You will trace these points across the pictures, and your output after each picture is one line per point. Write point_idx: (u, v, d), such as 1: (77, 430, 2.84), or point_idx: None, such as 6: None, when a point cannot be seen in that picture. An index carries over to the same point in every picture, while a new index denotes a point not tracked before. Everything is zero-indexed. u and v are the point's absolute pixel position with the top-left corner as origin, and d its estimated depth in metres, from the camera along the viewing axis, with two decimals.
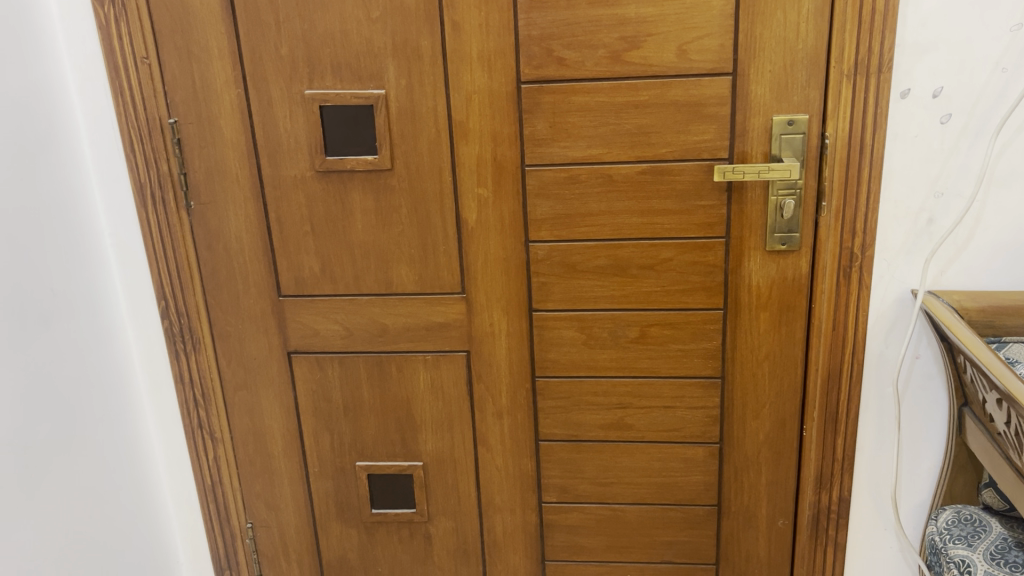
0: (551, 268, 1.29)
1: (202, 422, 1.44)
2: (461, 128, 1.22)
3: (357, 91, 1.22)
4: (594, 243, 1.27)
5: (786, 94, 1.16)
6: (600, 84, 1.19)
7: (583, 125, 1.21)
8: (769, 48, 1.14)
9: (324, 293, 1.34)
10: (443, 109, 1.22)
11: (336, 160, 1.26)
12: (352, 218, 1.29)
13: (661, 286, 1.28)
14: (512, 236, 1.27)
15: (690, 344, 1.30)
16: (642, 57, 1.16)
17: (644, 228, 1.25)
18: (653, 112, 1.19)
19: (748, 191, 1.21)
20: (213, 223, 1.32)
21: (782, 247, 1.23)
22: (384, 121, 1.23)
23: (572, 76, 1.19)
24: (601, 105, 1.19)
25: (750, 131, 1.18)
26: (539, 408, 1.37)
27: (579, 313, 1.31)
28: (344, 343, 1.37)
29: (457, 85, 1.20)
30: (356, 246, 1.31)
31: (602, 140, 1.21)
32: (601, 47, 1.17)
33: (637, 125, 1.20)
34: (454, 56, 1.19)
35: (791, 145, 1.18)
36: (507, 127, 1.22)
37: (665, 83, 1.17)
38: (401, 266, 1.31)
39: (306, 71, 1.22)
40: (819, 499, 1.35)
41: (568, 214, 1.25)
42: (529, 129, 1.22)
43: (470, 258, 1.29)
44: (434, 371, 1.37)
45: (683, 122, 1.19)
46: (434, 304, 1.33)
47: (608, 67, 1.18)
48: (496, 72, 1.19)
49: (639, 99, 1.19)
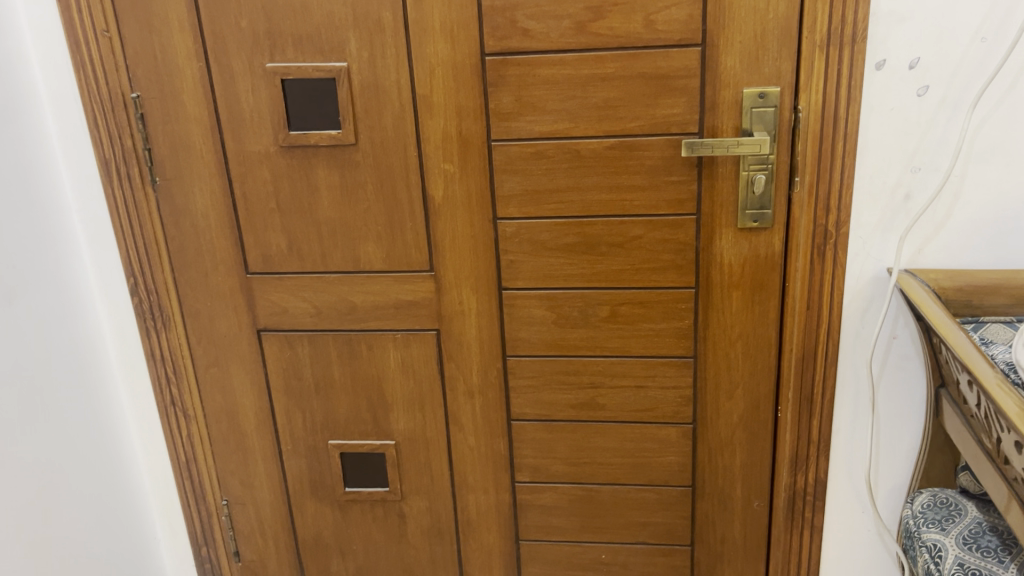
0: (520, 245, 1.27)
1: (176, 399, 1.43)
2: (425, 102, 1.20)
3: (318, 64, 1.19)
4: (562, 220, 1.24)
5: (757, 66, 1.12)
6: (565, 56, 1.15)
7: (549, 99, 1.18)
8: (739, 17, 1.10)
9: (291, 270, 1.32)
10: (406, 82, 1.19)
11: (300, 135, 1.23)
12: (317, 195, 1.27)
13: (631, 263, 1.25)
14: (480, 212, 1.25)
15: (662, 323, 1.27)
16: (609, 27, 1.13)
17: (612, 205, 1.22)
18: (620, 85, 1.15)
19: (718, 167, 1.17)
20: (179, 200, 1.31)
21: (754, 224, 1.19)
22: (347, 94, 1.20)
23: (537, 47, 1.15)
24: (568, 78, 1.16)
25: (720, 105, 1.15)
26: (510, 388, 1.35)
27: (549, 291, 1.29)
28: (313, 321, 1.35)
29: (420, 58, 1.18)
30: (323, 223, 1.29)
31: (569, 114, 1.18)
32: (565, 17, 1.13)
33: (605, 98, 1.16)
34: (416, 27, 1.16)
35: (762, 119, 1.14)
36: (472, 101, 1.19)
37: (633, 55, 1.14)
38: (369, 243, 1.29)
39: (267, 44, 1.20)
40: (794, 481, 1.32)
41: (536, 190, 1.23)
42: (494, 103, 1.19)
43: (437, 235, 1.27)
44: (404, 350, 1.35)
45: (652, 95, 1.15)
46: (403, 282, 1.31)
47: (574, 38, 1.14)
48: (459, 44, 1.16)
49: (606, 71, 1.15)
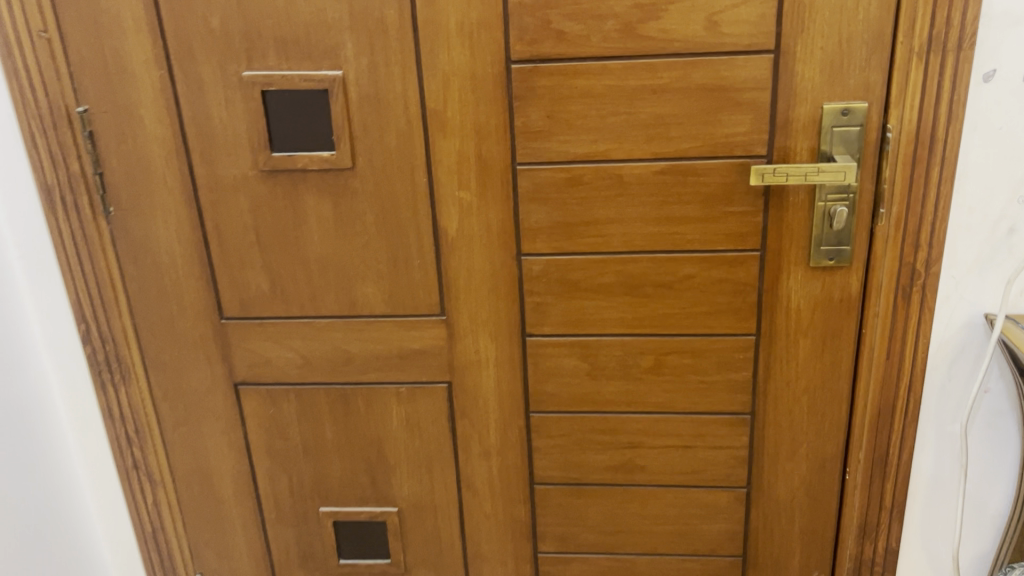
0: (548, 286, 1.07)
1: (138, 462, 1.21)
2: (437, 119, 1.00)
3: (307, 72, 0.98)
4: (600, 257, 1.05)
5: (840, 77, 0.93)
6: (608, 64, 0.95)
7: (587, 115, 0.98)
8: (822, 18, 0.91)
9: (275, 315, 1.12)
10: (415, 95, 0.99)
11: (284, 157, 1.02)
12: (305, 227, 1.06)
13: (680, 307, 1.06)
14: (501, 248, 1.06)
15: (715, 375, 1.09)
16: (662, 30, 0.93)
17: (661, 239, 1.03)
18: (675, 99, 0.96)
19: (789, 196, 0.99)
20: (139, 233, 1.09)
21: (829, 262, 1.01)
22: (342, 109, 0.99)
23: (574, 54, 0.95)
24: (610, 89, 0.96)
25: (795, 123, 0.95)
26: (534, 448, 1.16)
27: (582, 338, 1.09)
28: (301, 374, 1.15)
29: (432, 66, 0.97)
30: (312, 261, 1.08)
31: (611, 133, 0.98)
32: (609, 17, 0.93)
33: (655, 114, 0.97)
34: (427, 29, 0.96)
35: (845, 139, 0.95)
36: (494, 118, 0.99)
37: (690, 63, 0.94)
38: (368, 284, 1.09)
39: (243, 48, 0.98)
40: (862, 550, 1.15)
41: (569, 222, 1.04)
42: (521, 120, 0.99)
43: (450, 274, 1.07)
44: (410, 406, 1.15)
45: (713, 111, 0.96)
46: (408, 329, 1.11)
47: (619, 43, 0.94)
48: (479, 49, 0.96)
49: (657, 82, 0.95)
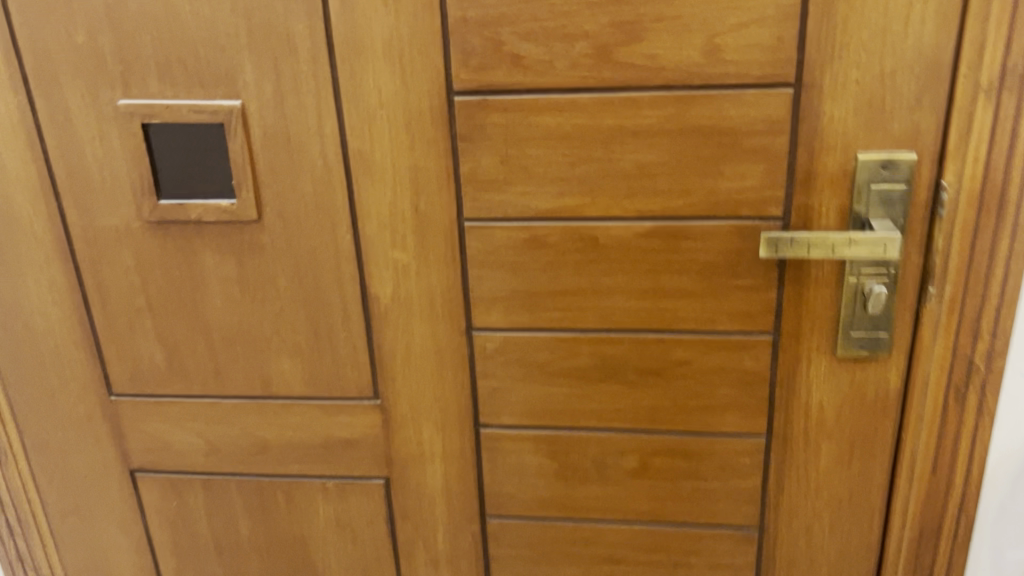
0: (505, 368, 0.85)
1: (23, 556, 1.01)
2: (362, 162, 0.78)
3: (195, 103, 0.77)
4: (570, 335, 0.83)
5: (881, 120, 0.71)
6: (577, 97, 0.73)
7: (551, 162, 0.76)
8: (858, 43, 0.69)
9: (174, 393, 0.91)
10: (332, 132, 0.77)
11: (173, 207, 0.82)
12: (206, 291, 0.86)
13: (671, 399, 0.84)
14: (448, 321, 0.84)
15: (714, 481, 0.87)
16: (647, 55, 0.71)
17: (647, 316, 0.81)
18: (663, 143, 0.74)
19: (812, 269, 0.77)
20: (5, 291, 0.89)
21: (862, 352, 0.79)
22: (241, 149, 0.78)
23: (534, 84, 0.73)
24: (580, 130, 0.75)
25: (820, 178, 0.73)
26: (491, 558, 0.94)
27: (548, 432, 0.88)
28: (208, 462, 0.95)
29: (353, 96, 0.76)
30: (215, 331, 0.88)
31: (583, 184, 0.77)
32: (579, 38, 0.71)
33: (638, 162, 0.75)
34: (345, 50, 0.74)
35: (886, 201, 0.73)
36: (434, 162, 0.78)
37: (684, 98, 0.72)
38: (283, 361, 0.88)
39: (117, 71, 0.77)
40: None
41: (531, 292, 0.82)
42: (468, 166, 0.77)
43: (384, 351, 0.86)
44: (339, 504, 0.94)
45: (713, 161, 0.74)
46: (335, 415, 0.90)
47: (591, 71, 0.72)
48: (413, 76, 0.74)
49: (641, 122, 0.74)
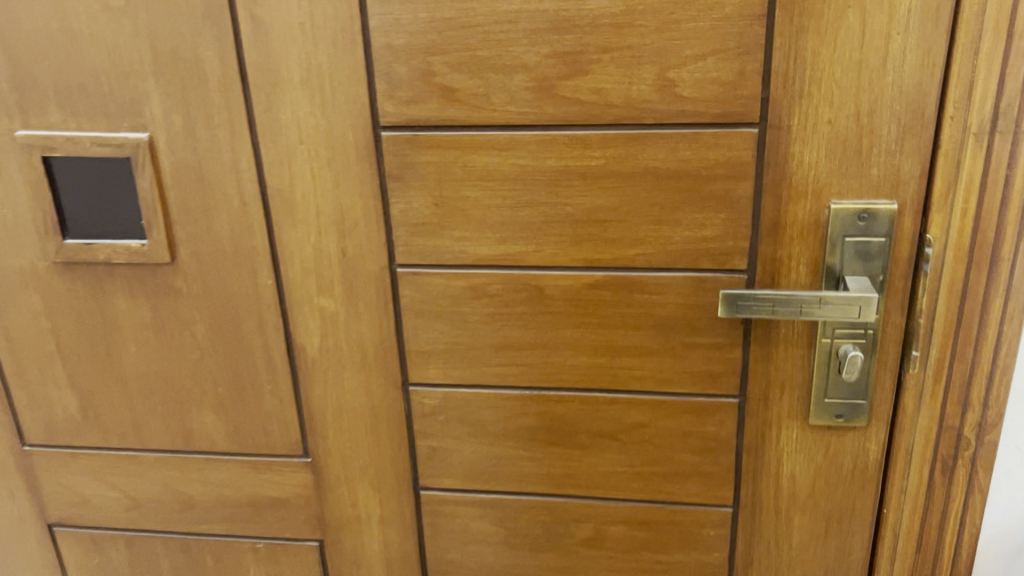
0: (444, 428, 0.77)
1: None
2: (282, 202, 0.71)
3: (99, 135, 0.70)
4: (515, 392, 0.75)
5: (857, 165, 0.62)
6: (516, 135, 0.66)
7: (490, 205, 0.68)
8: (830, 79, 0.60)
9: (90, 445, 0.84)
10: (249, 169, 0.70)
11: (79, 247, 0.74)
12: (120, 337, 0.79)
13: (628, 464, 0.75)
14: (380, 376, 0.76)
15: (677, 555, 0.78)
16: (593, 90, 0.63)
17: (599, 374, 0.73)
18: (612, 187, 0.66)
19: (780, 328, 0.69)
20: None
21: (837, 421, 0.70)
22: (151, 186, 0.71)
23: (468, 119, 0.66)
24: (521, 170, 0.67)
25: (788, 228, 0.65)
26: None
27: (493, 498, 0.79)
28: (130, 519, 0.87)
29: (270, 130, 0.68)
30: (132, 380, 0.80)
31: (525, 229, 0.69)
32: (517, 69, 0.63)
33: (586, 207, 0.67)
34: (261, 80, 0.67)
35: (861, 256, 0.64)
36: (361, 203, 0.70)
37: (635, 138, 0.64)
38: (206, 413, 0.81)
39: (14, 99, 0.70)
40: None
41: (471, 345, 0.74)
42: (398, 207, 0.70)
43: (313, 406, 0.78)
44: (271, 566, 0.87)
45: (668, 207, 0.66)
46: (263, 472, 0.82)
47: (532, 106, 0.64)
48: (335, 109, 0.67)
49: (586, 163, 0.66)
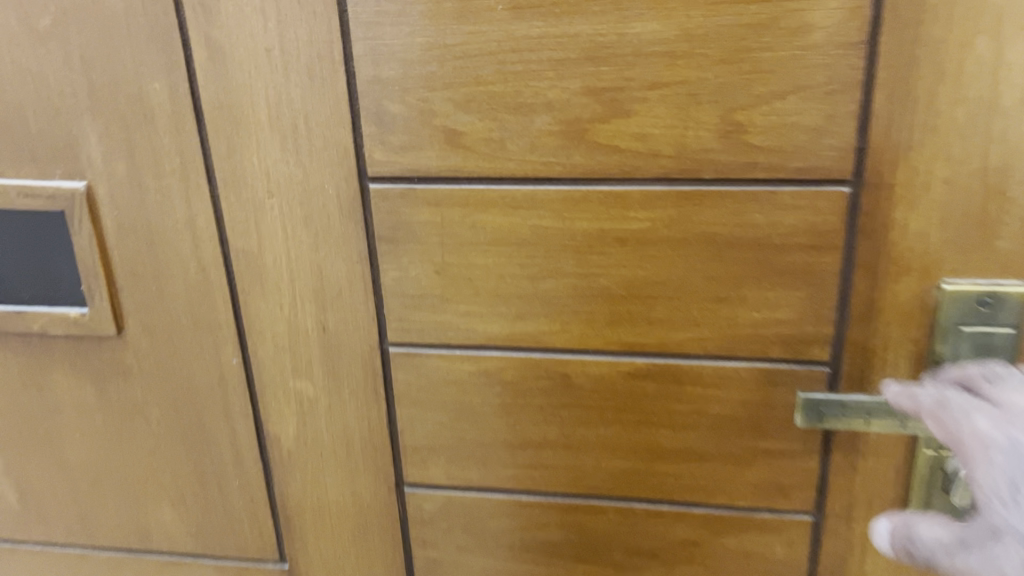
0: (447, 535, 0.63)
1: None
2: (250, 266, 0.58)
3: (25, 184, 0.57)
4: (534, 499, 0.61)
5: (979, 235, 0.48)
6: (537, 190, 0.52)
7: (505, 276, 0.55)
8: (949, 125, 0.46)
9: (32, 539, 0.71)
10: (208, 227, 0.57)
11: (8, 315, 0.61)
12: (61, 419, 0.66)
13: None
14: (369, 473, 0.63)
15: None
16: (637, 135, 0.49)
17: (638, 481, 0.59)
18: (659, 256, 0.52)
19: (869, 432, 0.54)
20: None
21: None
22: (90, 245, 0.58)
23: (477, 170, 0.52)
24: (544, 234, 0.53)
25: (884, 312, 0.51)
26: None
27: None
28: None
29: (233, 181, 0.55)
30: (77, 468, 0.67)
31: (547, 305, 0.55)
32: (539, 108, 0.50)
33: (625, 280, 0.53)
34: (220, 119, 0.53)
35: (981, 350, 0.50)
36: (345, 269, 0.56)
37: (690, 196, 0.50)
38: (165, 508, 0.68)
39: None
40: None
41: (480, 442, 0.60)
42: (391, 275, 0.56)
43: (290, 505, 0.65)
44: None
45: (731, 283, 0.52)
46: None
47: (558, 155, 0.51)
48: (311, 156, 0.53)
49: (626, 227, 0.52)
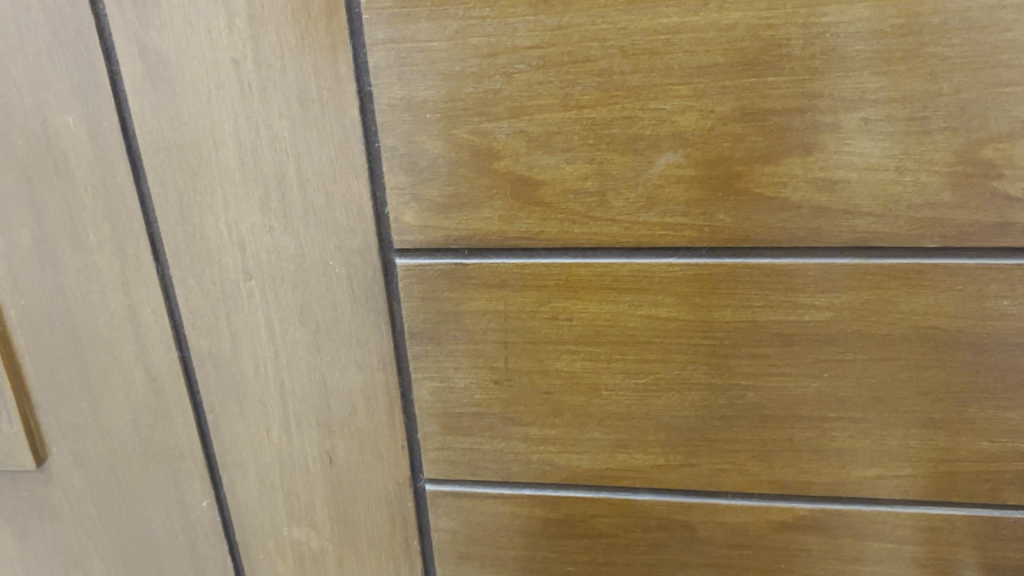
0: None
1: None
2: (220, 376, 0.39)
3: None
4: None
5: None
6: (654, 266, 0.34)
7: (598, 389, 0.37)
8: None
9: None
10: (157, 322, 0.39)
11: None
12: None
13: None
14: None
15: None
16: (818, 183, 0.31)
17: None
18: (841, 362, 0.34)
19: None
20: None
21: None
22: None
23: (562, 238, 0.34)
24: (661, 330, 0.35)
25: None
26: None
27: None
28: None
29: (190, 257, 0.37)
30: None
31: (664, 430, 0.37)
32: (663, 144, 0.32)
33: (785, 396, 0.35)
34: (166, 167, 0.35)
35: None
36: (360, 382, 0.38)
37: (897, 274, 0.32)
38: None
39: None
40: None
41: None
42: (427, 389, 0.38)
43: None
44: None
45: (949, 398, 0.34)
46: None
47: (690, 214, 0.33)
48: (305, 221, 0.35)
49: (793, 319, 0.34)
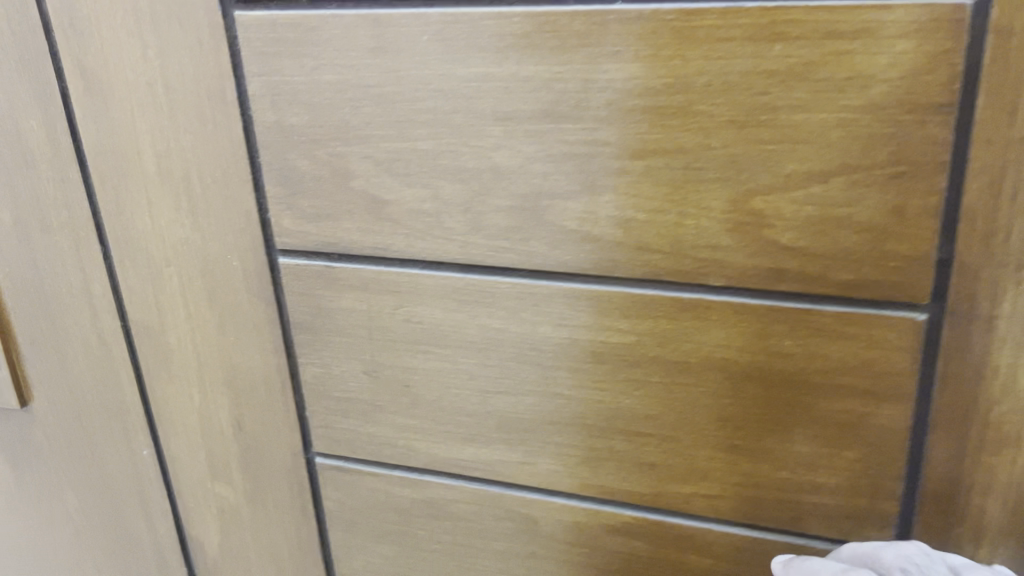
0: None
1: None
2: (154, 345, 0.47)
3: None
4: None
5: None
6: (485, 282, 0.38)
7: (449, 387, 0.42)
8: None
9: None
10: (104, 296, 0.46)
11: None
12: None
13: None
14: None
15: None
16: (613, 220, 0.35)
17: None
18: (647, 383, 0.38)
19: None
20: None
21: None
22: None
23: (410, 252, 0.39)
24: (496, 340, 0.39)
25: (971, 488, 0.35)
26: None
27: None
28: None
29: (125, 243, 0.44)
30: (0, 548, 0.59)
31: (505, 429, 0.41)
32: (483, 175, 0.36)
33: (603, 410, 0.39)
34: (105, 168, 0.43)
35: None
36: (258, 361, 0.45)
37: (688, 308, 0.36)
38: None
39: None
40: None
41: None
42: (311, 373, 0.44)
43: None
44: None
45: (748, 428, 0.37)
46: None
47: (510, 239, 0.37)
48: (209, 221, 0.42)
49: (603, 340, 0.37)
